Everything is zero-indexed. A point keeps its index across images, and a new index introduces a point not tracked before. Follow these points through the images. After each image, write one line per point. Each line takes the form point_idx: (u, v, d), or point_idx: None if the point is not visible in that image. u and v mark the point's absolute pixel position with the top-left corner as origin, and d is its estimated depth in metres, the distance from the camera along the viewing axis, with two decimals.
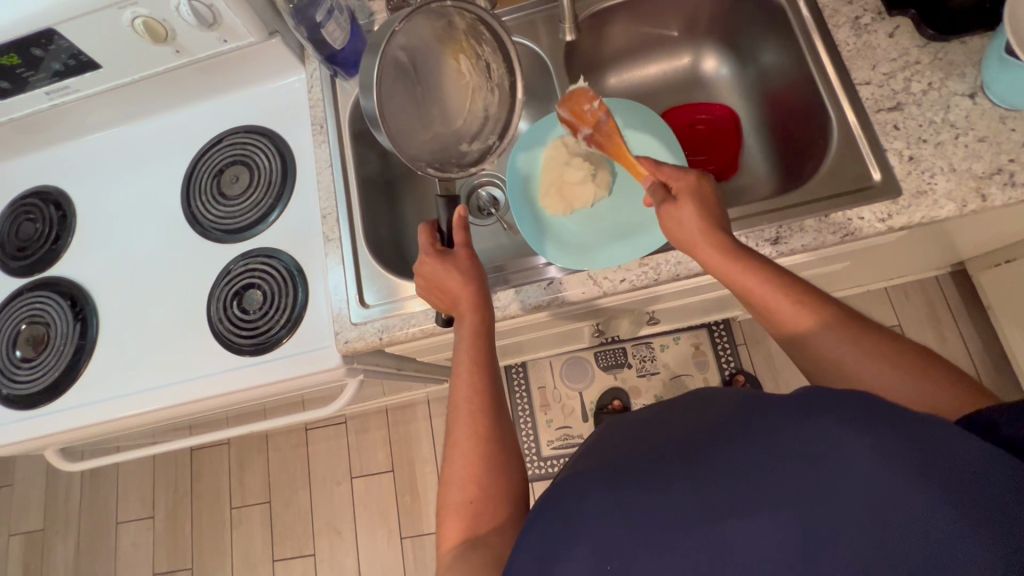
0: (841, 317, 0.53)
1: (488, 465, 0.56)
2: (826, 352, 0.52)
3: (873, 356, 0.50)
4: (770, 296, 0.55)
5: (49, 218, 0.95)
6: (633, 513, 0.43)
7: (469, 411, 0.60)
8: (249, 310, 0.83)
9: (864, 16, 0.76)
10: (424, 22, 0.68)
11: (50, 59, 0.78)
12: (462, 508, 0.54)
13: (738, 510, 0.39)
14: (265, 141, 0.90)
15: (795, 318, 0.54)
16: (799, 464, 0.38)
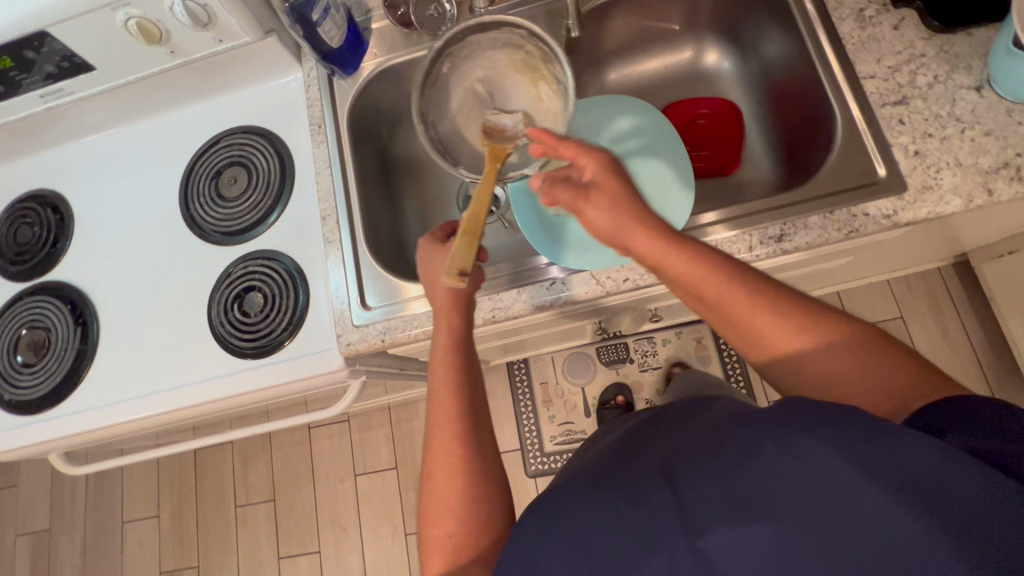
0: (837, 337, 0.50)
1: (466, 494, 0.57)
2: (822, 376, 0.50)
3: (864, 374, 0.49)
4: (768, 328, 0.51)
5: (46, 222, 0.94)
6: (622, 531, 0.45)
7: (448, 436, 0.59)
8: (249, 314, 0.83)
9: (869, 8, 0.74)
10: (505, 56, 0.72)
11: (43, 62, 0.77)
12: (444, 543, 0.56)
13: (721, 522, 0.40)
14: (262, 142, 0.89)
15: (794, 348, 0.51)
16: (775, 481, 0.39)
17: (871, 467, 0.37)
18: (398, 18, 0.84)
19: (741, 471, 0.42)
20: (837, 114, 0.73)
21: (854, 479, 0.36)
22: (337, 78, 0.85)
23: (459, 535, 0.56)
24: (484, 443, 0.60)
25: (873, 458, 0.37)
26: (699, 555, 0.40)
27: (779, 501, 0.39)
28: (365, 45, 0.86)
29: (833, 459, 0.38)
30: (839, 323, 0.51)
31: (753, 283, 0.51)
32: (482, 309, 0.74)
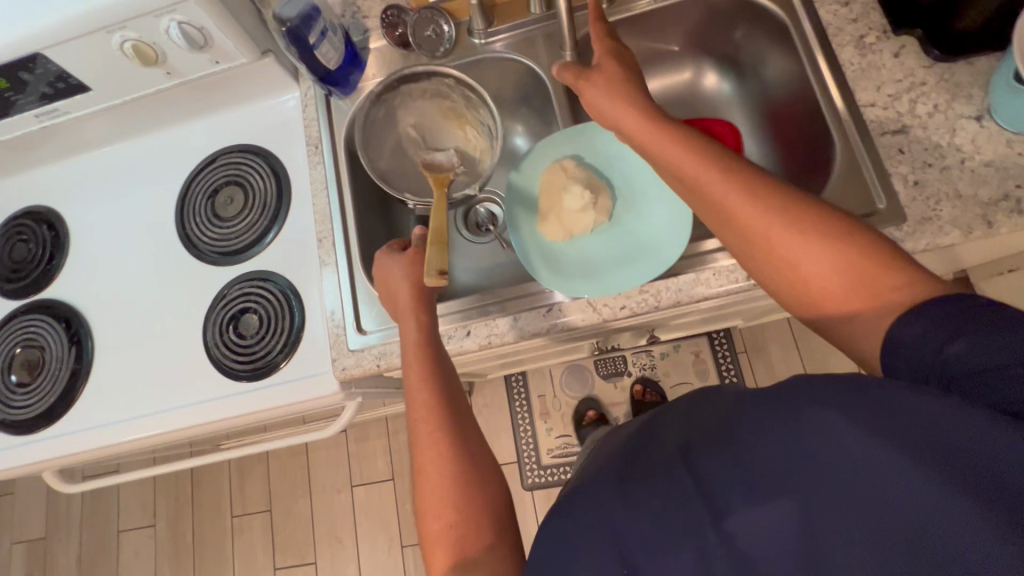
0: (838, 240, 0.47)
1: (460, 484, 0.56)
2: (813, 291, 0.47)
3: (856, 280, 0.46)
4: (785, 242, 0.48)
5: (41, 239, 0.94)
6: (634, 527, 0.42)
7: (434, 428, 0.60)
8: (245, 335, 0.82)
9: (869, 35, 0.74)
10: (432, 104, 0.84)
11: (38, 83, 0.76)
12: (445, 535, 0.54)
13: (741, 502, 0.39)
14: (259, 160, 0.88)
15: (781, 244, 0.48)
16: (795, 452, 0.38)
17: (893, 433, 0.35)
18: (397, 39, 0.84)
19: (747, 452, 0.40)
20: (837, 142, 0.73)
21: (874, 445, 0.35)
22: (334, 97, 0.85)
23: (460, 525, 0.54)
24: (471, 436, 0.60)
25: (886, 425, 0.36)
26: (729, 538, 0.38)
27: (799, 477, 0.37)
28: (364, 64, 0.85)
29: (847, 428, 0.36)
30: (826, 216, 0.48)
31: (763, 192, 0.51)
32: (478, 335, 0.74)
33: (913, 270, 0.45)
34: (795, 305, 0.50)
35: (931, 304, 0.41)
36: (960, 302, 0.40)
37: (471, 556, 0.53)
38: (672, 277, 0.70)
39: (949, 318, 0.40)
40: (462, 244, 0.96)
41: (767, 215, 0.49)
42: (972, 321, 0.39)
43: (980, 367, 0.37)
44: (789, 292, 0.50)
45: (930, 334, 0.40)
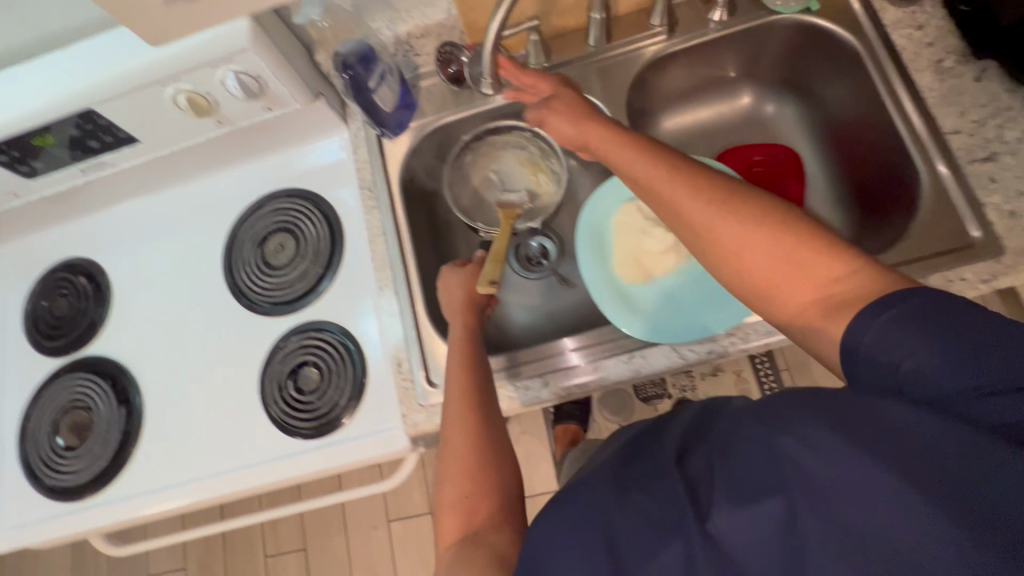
0: (765, 220, 0.45)
1: (484, 462, 0.59)
2: (750, 273, 0.46)
3: (788, 261, 0.44)
4: (714, 225, 0.47)
5: (82, 293, 0.90)
6: (630, 507, 0.43)
7: (462, 408, 0.62)
8: (304, 390, 0.79)
9: (947, 59, 0.72)
10: (510, 152, 0.86)
11: (86, 137, 0.73)
12: (459, 504, 0.57)
13: (727, 502, 0.39)
14: (309, 206, 0.85)
15: (726, 235, 0.46)
16: (777, 459, 0.38)
17: (873, 444, 0.35)
18: (449, 76, 0.81)
19: (741, 452, 0.40)
20: (918, 162, 0.70)
21: (853, 455, 0.35)
22: (385, 138, 0.82)
23: (475, 497, 0.57)
24: (494, 423, 0.62)
25: (866, 435, 0.35)
26: (712, 539, 0.38)
27: (787, 481, 0.37)
28: (415, 104, 0.82)
29: (829, 437, 0.36)
30: (772, 207, 0.46)
31: (697, 181, 0.50)
32: (557, 386, 0.71)
33: (861, 260, 0.42)
34: (747, 298, 0.48)
35: (884, 303, 0.39)
36: (917, 300, 0.38)
37: (480, 532, 0.55)
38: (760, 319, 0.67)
39: (919, 314, 0.37)
40: (514, 279, 0.92)
41: (714, 209, 0.48)
42: (940, 320, 0.37)
43: (955, 381, 0.35)
44: (740, 287, 0.47)
45: (893, 336, 0.37)
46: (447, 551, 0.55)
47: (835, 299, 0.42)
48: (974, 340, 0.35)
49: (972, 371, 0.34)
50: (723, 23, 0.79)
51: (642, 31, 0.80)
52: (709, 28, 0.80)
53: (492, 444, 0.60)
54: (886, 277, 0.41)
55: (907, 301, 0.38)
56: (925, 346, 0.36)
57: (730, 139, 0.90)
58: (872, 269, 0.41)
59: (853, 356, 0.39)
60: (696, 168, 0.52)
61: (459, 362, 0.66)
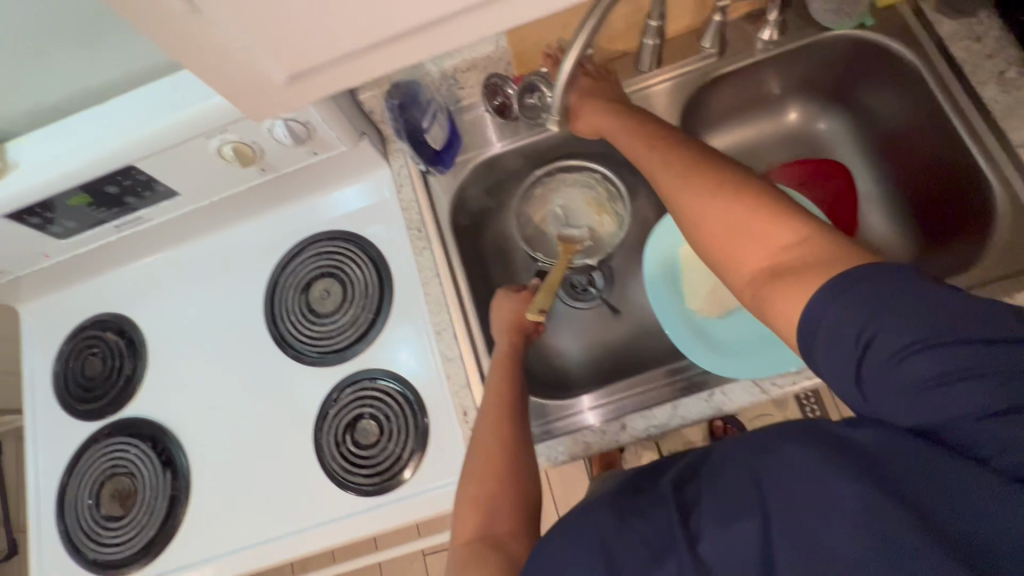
0: (733, 194, 0.48)
1: (512, 468, 0.59)
2: (712, 238, 0.49)
3: (746, 232, 0.46)
4: (683, 195, 0.51)
5: (114, 351, 0.86)
6: (627, 533, 0.44)
7: (498, 414, 0.63)
8: (363, 443, 0.76)
9: (1010, 70, 0.70)
10: (578, 190, 0.85)
11: (124, 194, 0.70)
12: (479, 502, 0.58)
13: (712, 524, 0.42)
14: (353, 249, 0.82)
15: (694, 204, 0.50)
16: (758, 472, 0.42)
17: (839, 460, 0.39)
18: (495, 107, 0.79)
19: (724, 480, 0.44)
20: (976, 154, 0.69)
21: (820, 468, 0.39)
22: (431, 174, 0.80)
23: (496, 498, 0.58)
24: (525, 437, 0.63)
25: (833, 452, 0.40)
26: (703, 561, 0.41)
27: (762, 501, 0.41)
28: (461, 138, 0.81)
29: (803, 454, 0.41)
30: (736, 180, 0.49)
31: (680, 157, 0.54)
32: (635, 428, 0.68)
33: (828, 243, 0.42)
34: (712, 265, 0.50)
35: (838, 287, 0.39)
36: (876, 284, 0.38)
37: (500, 536, 0.56)
38: None
39: (882, 297, 0.37)
40: (564, 311, 0.89)
41: (689, 186, 0.51)
42: (903, 305, 0.37)
43: (908, 374, 0.36)
44: (708, 256, 0.50)
45: (853, 319, 0.38)
46: (462, 548, 0.55)
47: (782, 264, 0.43)
48: (933, 331, 0.36)
49: (925, 362, 0.35)
50: (773, 42, 0.78)
51: (693, 54, 0.79)
52: (758, 48, 0.78)
53: (513, 452, 0.61)
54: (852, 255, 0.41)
55: (866, 282, 0.38)
56: (892, 335, 0.36)
57: (776, 157, 0.89)
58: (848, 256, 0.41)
59: (812, 334, 0.40)
60: (685, 145, 0.55)
61: (499, 373, 0.67)
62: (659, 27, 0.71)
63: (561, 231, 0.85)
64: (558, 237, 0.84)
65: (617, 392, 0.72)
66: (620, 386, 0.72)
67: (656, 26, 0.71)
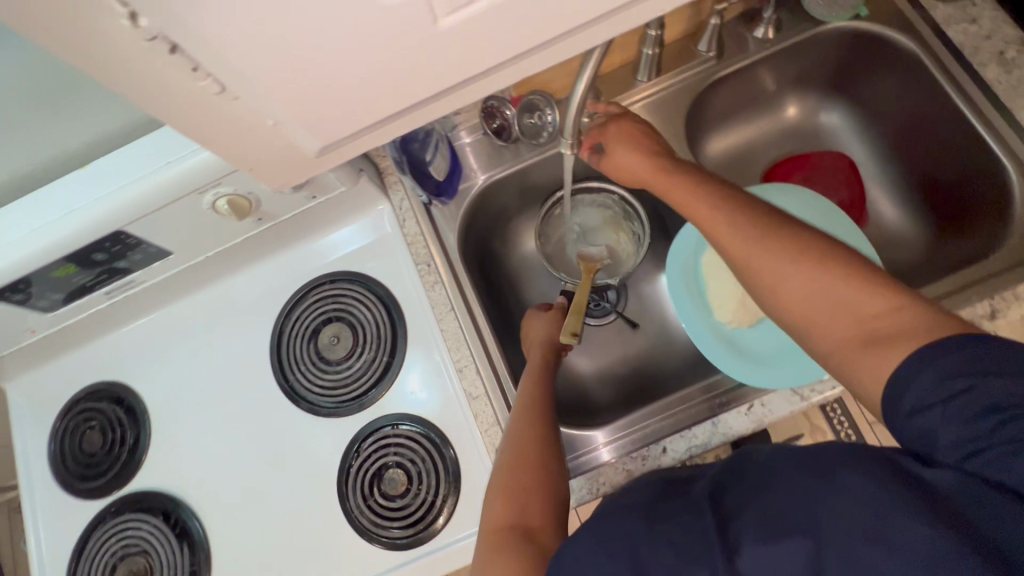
0: (813, 260, 0.46)
1: (544, 457, 0.57)
2: (795, 305, 0.47)
3: (831, 300, 0.45)
4: (757, 260, 0.49)
5: (113, 423, 0.80)
6: (657, 534, 0.41)
7: (530, 412, 0.61)
8: (390, 494, 0.72)
9: (1008, 50, 0.70)
10: (596, 208, 0.84)
11: (112, 259, 0.66)
12: (508, 491, 0.54)
13: (752, 540, 0.37)
14: (359, 290, 0.78)
15: (768, 269, 0.48)
16: (806, 481, 0.38)
17: (902, 487, 0.35)
18: (493, 129, 0.79)
19: (763, 492, 0.39)
20: (992, 142, 0.68)
21: (879, 493, 0.35)
22: (434, 205, 0.79)
23: (527, 487, 0.54)
24: (556, 435, 0.60)
25: (890, 476, 0.36)
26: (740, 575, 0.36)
27: (812, 515, 0.36)
28: (463, 164, 0.80)
29: (858, 475, 0.36)
30: (809, 242, 0.48)
31: (747, 216, 0.52)
32: (677, 450, 0.65)
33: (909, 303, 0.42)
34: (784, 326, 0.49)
35: (931, 351, 0.38)
36: (964, 354, 0.37)
37: (530, 527, 0.51)
38: None
39: (961, 364, 0.37)
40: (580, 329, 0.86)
41: (765, 249, 0.49)
42: (993, 372, 0.36)
43: (974, 429, 0.35)
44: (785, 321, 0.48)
45: (937, 383, 0.37)
46: (492, 535, 0.50)
47: (874, 332, 0.42)
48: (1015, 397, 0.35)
49: (1009, 430, 0.34)
50: (768, 40, 0.77)
51: (690, 59, 0.78)
52: (753, 46, 0.77)
53: (542, 448, 0.57)
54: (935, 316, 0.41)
55: (954, 350, 0.38)
56: (981, 402, 0.35)
57: (779, 153, 0.88)
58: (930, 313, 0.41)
59: (900, 391, 0.39)
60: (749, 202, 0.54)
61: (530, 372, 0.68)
62: (658, 36, 0.71)
63: (580, 249, 0.83)
64: (576, 255, 0.83)
65: (635, 423, 0.70)
66: (632, 419, 0.70)
67: (655, 35, 0.71)
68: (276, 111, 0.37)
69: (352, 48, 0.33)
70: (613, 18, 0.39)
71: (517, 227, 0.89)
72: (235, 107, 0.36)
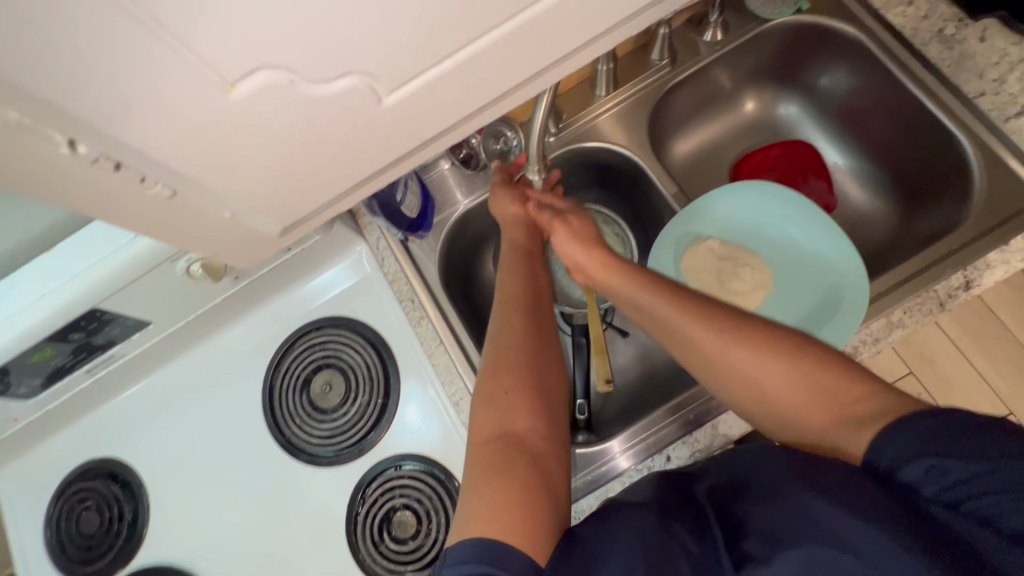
0: (784, 351, 0.47)
1: (530, 359, 0.56)
2: (774, 401, 0.47)
3: (809, 393, 0.45)
4: (739, 360, 0.48)
5: (110, 501, 0.78)
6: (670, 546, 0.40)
7: (516, 314, 0.60)
8: (402, 537, 0.71)
9: (946, 27, 0.72)
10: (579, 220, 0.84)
11: (91, 337, 0.65)
12: (496, 394, 0.53)
13: (755, 559, 0.38)
14: (347, 335, 0.78)
15: (742, 364, 0.48)
16: (795, 495, 0.39)
17: (883, 508, 0.36)
18: (461, 159, 0.80)
19: (766, 505, 0.40)
20: (945, 121, 0.70)
21: (859, 510, 0.36)
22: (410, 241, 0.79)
23: (515, 389, 0.53)
24: (545, 335, 0.59)
25: (874, 498, 0.37)
26: None
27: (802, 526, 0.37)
28: (434, 197, 0.81)
29: (840, 492, 0.38)
30: (742, 323, 0.50)
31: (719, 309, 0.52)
32: (680, 457, 0.66)
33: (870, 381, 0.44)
34: (764, 419, 0.49)
35: (894, 426, 0.39)
36: (932, 421, 0.38)
37: (518, 430, 0.51)
38: (865, 328, 0.64)
39: (942, 427, 0.38)
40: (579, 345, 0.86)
41: (724, 340, 0.49)
42: (960, 436, 0.37)
43: (950, 476, 0.36)
44: (765, 412, 0.48)
45: (913, 446, 0.38)
46: (482, 445, 0.50)
47: (856, 415, 0.43)
48: (985, 453, 0.36)
49: (978, 481, 0.35)
50: (717, 42, 0.79)
51: (645, 69, 0.79)
52: (703, 50, 0.79)
53: (526, 352, 0.56)
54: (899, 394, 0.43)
55: (926, 419, 0.39)
56: (950, 456, 0.36)
57: (743, 148, 0.89)
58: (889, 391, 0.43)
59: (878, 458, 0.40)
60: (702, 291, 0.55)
61: (512, 269, 0.65)
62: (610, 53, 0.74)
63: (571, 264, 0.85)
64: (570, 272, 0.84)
65: (644, 430, 0.68)
66: (641, 425, 0.68)
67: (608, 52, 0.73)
68: (232, 203, 0.38)
69: (297, 131, 0.34)
70: (565, 53, 0.39)
71: (497, 251, 0.89)
72: (191, 204, 0.36)
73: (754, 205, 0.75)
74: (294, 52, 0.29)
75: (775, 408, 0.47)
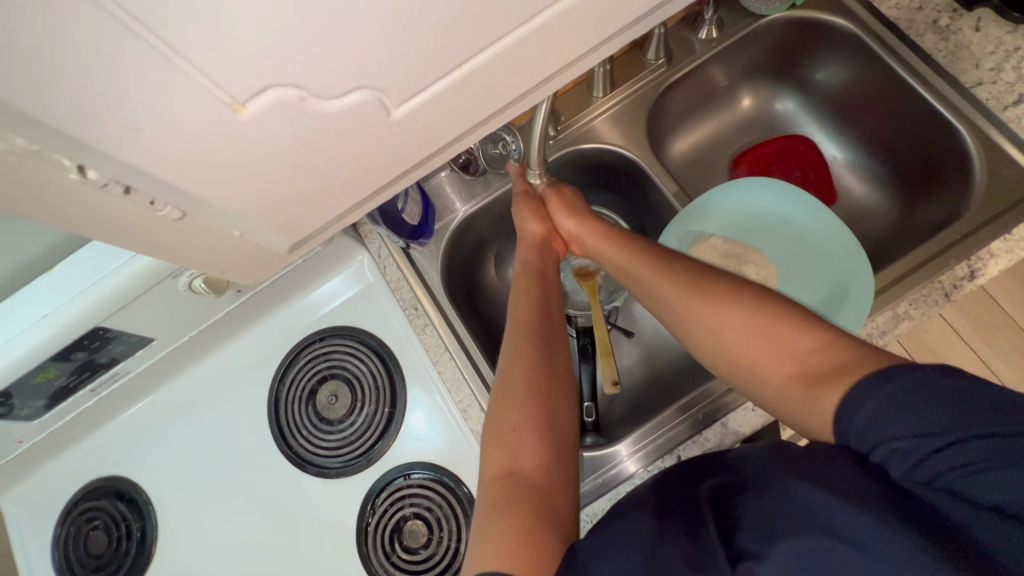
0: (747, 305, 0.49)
1: (539, 391, 0.54)
2: (733, 356, 0.49)
3: (764, 345, 0.47)
4: (699, 313, 0.51)
5: (119, 520, 0.78)
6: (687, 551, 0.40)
7: (527, 343, 0.58)
8: (413, 547, 0.70)
9: (941, 18, 0.72)
10: None
11: (95, 356, 0.64)
12: (505, 433, 0.52)
13: (753, 555, 0.37)
14: (350, 344, 0.78)
15: (699, 316, 0.51)
16: (783, 487, 0.39)
17: (869, 493, 0.36)
18: (460, 163, 0.79)
19: (760, 497, 0.40)
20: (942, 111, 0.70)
21: (845, 495, 0.36)
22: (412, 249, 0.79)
23: (522, 428, 0.52)
24: (555, 358, 0.57)
25: (857, 482, 0.37)
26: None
27: (794, 515, 0.37)
28: (435, 203, 0.80)
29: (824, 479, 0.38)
30: (701, 279, 0.53)
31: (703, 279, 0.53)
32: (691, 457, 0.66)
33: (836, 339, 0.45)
34: (727, 375, 0.50)
35: (867, 385, 0.39)
36: (897, 381, 0.38)
37: (525, 466, 0.50)
38: (872, 322, 0.64)
39: (907, 392, 0.37)
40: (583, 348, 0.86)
41: (683, 292, 0.53)
42: (921, 403, 0.37)
43: (920, 450, 0.36)
44: (724, 365, 0.50)
45: (880, 421, 0.38)
46: (492, 485, 0.49)
47: (818, 370, 0.43)
48: (948, 423, 0.36)
49: (949, 454, 0.35)
50: (713, 39, 0.79)
51: (641, 69, 0.79)
52: (699, 48, 0.79)
53: (537, 384, 0.54)
54: (867, 354, 0.42)
55: (896, 379, 0.38)
56: (916, 429, 0.36)
57: (741, 144, 0.89)
58: (857, 350, 0.43)
59: (846, 425, 0.40)
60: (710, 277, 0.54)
61: (524, 289, 0.63)
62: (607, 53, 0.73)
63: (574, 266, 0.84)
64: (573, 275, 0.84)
65: (653, 431, 0.68)
66: (651, 426, 0.68)
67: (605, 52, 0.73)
68: (240, 222, 0.37)
69: (301, 145, 0.33)
70: (567, 58, 0.39)
71: (499, 256, 0.89)
72: (199, 225, 0.36)
73: (753, 202, 0.75)
74: (300, 68, 0.28)
75: (735, 363, 0.49)
